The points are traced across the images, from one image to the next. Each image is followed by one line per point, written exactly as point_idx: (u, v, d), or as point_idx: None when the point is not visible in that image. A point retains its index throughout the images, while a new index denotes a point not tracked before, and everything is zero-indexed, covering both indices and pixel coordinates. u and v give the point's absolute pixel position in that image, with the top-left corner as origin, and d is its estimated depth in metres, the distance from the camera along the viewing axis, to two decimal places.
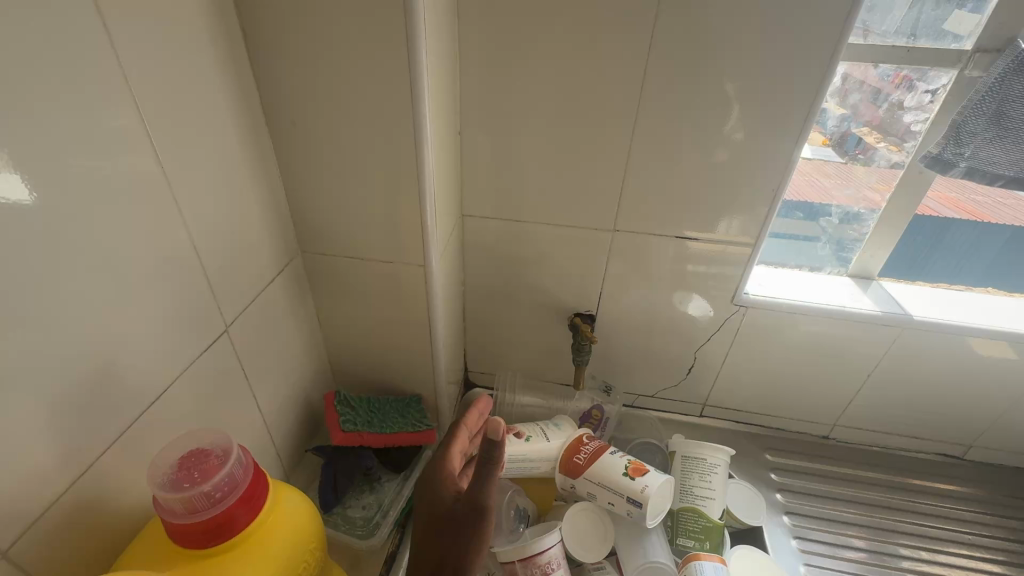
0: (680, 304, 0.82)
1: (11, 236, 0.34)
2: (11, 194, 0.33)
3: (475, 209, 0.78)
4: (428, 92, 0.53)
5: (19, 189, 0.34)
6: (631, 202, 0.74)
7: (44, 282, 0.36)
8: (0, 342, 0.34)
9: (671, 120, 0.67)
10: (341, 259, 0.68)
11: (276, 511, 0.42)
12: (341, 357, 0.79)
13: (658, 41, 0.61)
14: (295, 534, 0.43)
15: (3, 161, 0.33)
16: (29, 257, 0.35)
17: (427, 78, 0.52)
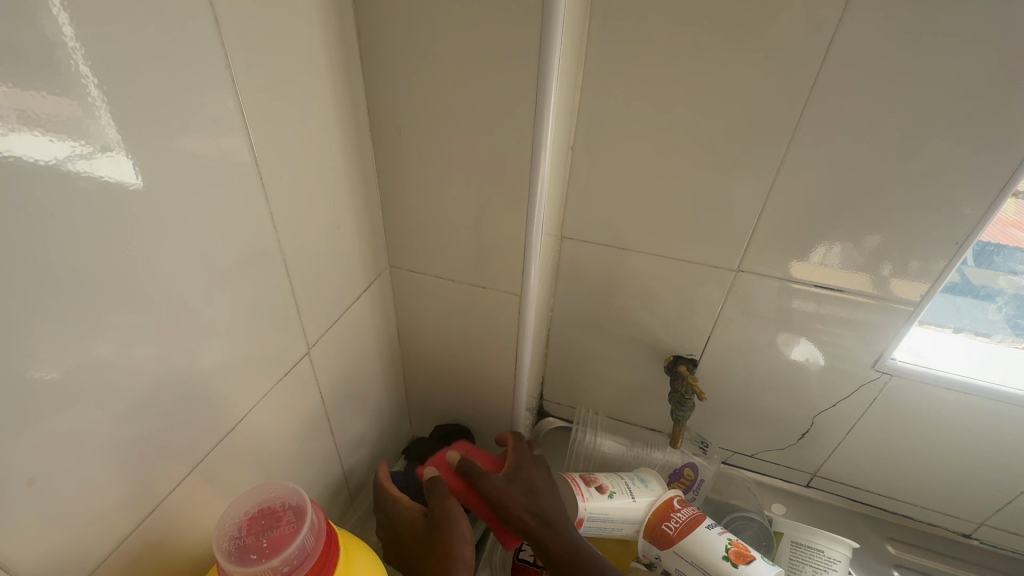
0: (783, 346, 0.70)
1: (99, 259, 0.30)
2: (118, 177, 0.30)
3: (577, 231, 0.70)
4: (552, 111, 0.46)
5: (128, 173, 0.31)
6: (762, 241, 0.63)
7: (132, 309, 0.33)
8: (76, 375, 0.31)
9: (833, 150, 0.55)
10: (430, 279, 0.62)
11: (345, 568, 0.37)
12: (417, 377, 0.74)
13: (834, 57, 0.50)
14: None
15: (117, 144, 0.30)
16: (117, 283, 0.32)
17: (553, 94, 0.45)
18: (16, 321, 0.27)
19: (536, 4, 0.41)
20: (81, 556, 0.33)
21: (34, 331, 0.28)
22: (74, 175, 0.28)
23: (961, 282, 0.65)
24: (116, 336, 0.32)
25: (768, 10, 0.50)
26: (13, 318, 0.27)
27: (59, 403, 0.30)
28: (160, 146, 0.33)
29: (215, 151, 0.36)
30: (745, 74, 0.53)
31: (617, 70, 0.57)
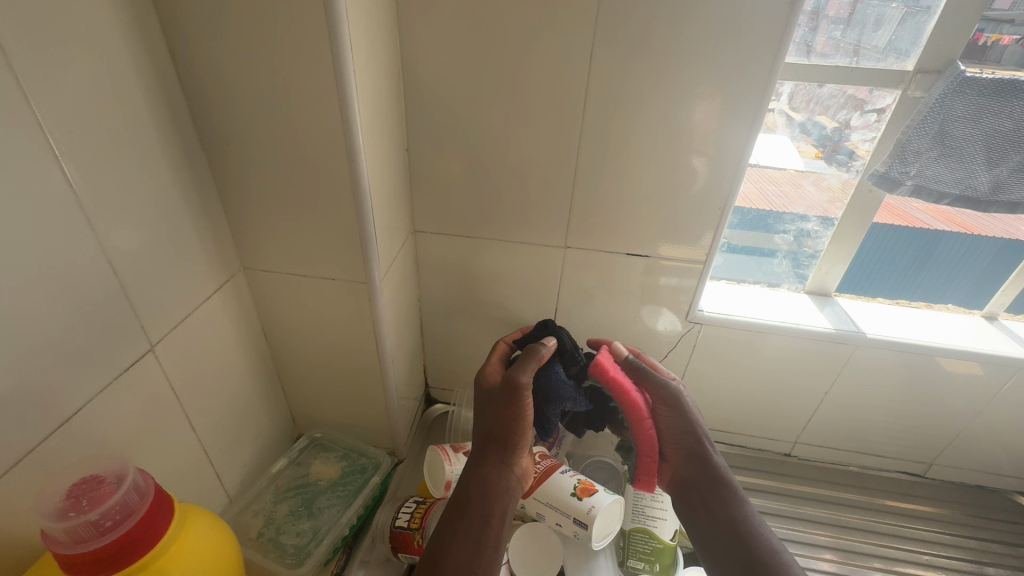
0: (652, 320, 0.81)
1: None
2: None
3: (428, 225, 0.77)
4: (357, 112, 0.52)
5: None
6: (580, 218, 0.72)
7: None
8: None
9: (615, 137, 0.65)
10: (283, 276, 0.66)
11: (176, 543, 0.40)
12: (292, 374, 0.77)
13: (604, 59, 0.60)
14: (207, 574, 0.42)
15: None
16: None
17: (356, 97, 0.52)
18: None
19: (322, 18, 0.47)
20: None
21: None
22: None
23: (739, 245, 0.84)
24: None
25: (546, 21, 0.58)
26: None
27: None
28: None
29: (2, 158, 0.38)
30: (539, 76, 0.62)
31: (434, 75, 0.64)
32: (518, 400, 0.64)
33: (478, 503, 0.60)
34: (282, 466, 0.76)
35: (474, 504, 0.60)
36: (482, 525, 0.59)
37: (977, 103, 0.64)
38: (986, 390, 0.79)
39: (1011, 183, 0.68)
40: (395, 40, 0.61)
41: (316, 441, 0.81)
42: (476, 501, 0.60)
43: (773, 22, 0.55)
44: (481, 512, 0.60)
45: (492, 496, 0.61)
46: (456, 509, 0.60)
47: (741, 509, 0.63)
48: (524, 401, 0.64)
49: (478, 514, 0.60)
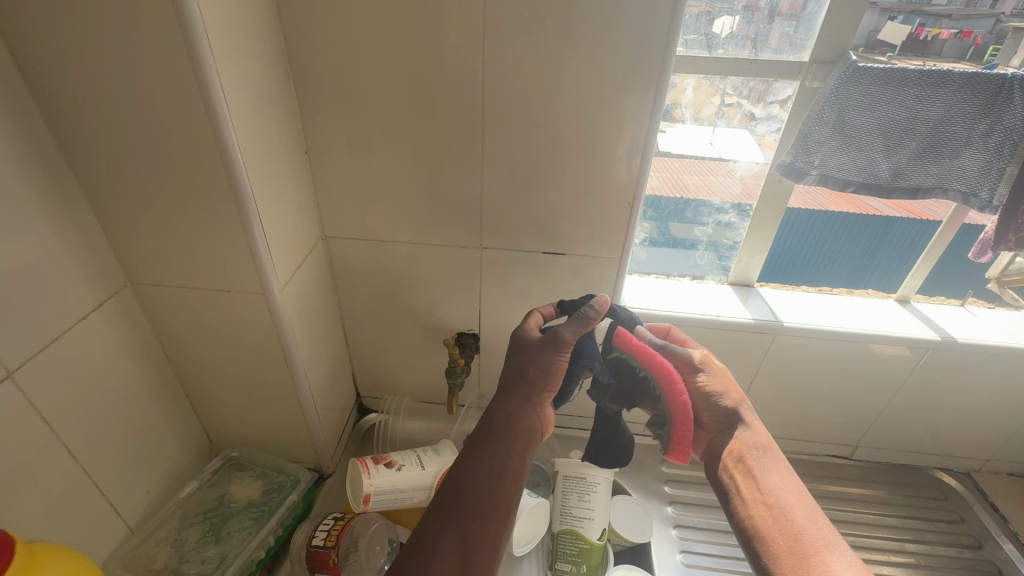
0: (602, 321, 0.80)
1: None
2: None
3: (339, 230, 0.74)
4: (227, 116, 0.50)
5: None
6: (492, 219, 0.71)
7: None
8: None
9: (518, 134, 0.64)
10: (175, 291, 0.62)
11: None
12: (201, 392, 0.73)
13: (497, 56, 0.59)
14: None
15: None
16: None
17: (225, 99, 0.49)
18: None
19: (172, 15, 0.44)
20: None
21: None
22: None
23: (659, 236, 0.85)
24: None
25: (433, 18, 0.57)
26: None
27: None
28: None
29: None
30: (434, 76, 0.60)
31: (325, 76, 0.61)
32: (556, 349, 0.59)
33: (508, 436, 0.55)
34: (192, 488, 0.72)
35: (508, 440, 0.55)
36: (499, 468, 0.53)
37: (871, 91, 0.65)
38: (900, 373, 0.81)
39: (910, 169, 0.70)
40: (278, 38, 0.58)
41: (232, 460, 0.77)
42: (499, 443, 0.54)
43: (658, 16, 0.55)
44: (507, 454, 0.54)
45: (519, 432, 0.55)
46: (484, 434, 0.55)
47: (808, 523, 0.51)
48: (559, 349, 0.59)
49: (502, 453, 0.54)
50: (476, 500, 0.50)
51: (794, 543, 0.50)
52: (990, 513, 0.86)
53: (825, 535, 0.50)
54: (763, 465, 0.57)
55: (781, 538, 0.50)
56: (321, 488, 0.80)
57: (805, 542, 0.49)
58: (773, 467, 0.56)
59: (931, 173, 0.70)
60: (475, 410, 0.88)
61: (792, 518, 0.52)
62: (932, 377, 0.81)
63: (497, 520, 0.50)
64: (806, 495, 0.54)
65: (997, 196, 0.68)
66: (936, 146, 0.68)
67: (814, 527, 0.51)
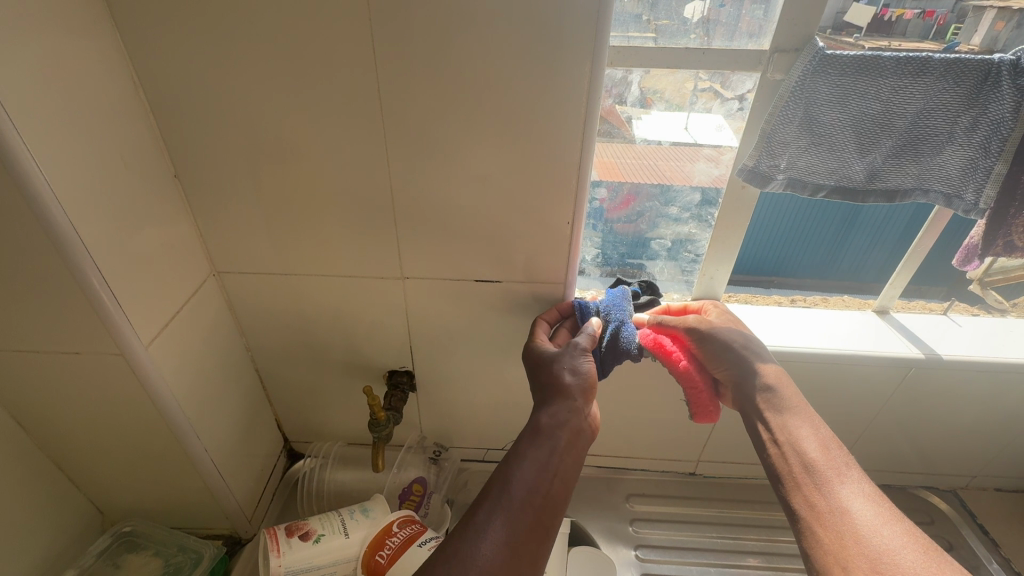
0: None
1: None
2: None
3: (232, 264, 0.63)
4: (17, 145, 0.38)
5: None
6: (411, 245, 0.61)
7: None
8: None
9: (427, 147, 0.53)
10: (11, 355, 0.51)
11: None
12: (75, 464, 0.62)
13: (388, 56, 0.48)
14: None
15: None
16: None
17: (13, 125, 0.38)
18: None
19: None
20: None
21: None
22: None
23: (611, 252, 0.76)
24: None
25: (304, 11, 0.46)
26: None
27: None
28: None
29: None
30: (316, 81, 0.49)
31: (182, 86, 0.50)
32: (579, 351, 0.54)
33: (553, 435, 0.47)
34: None
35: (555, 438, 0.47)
36: (548, 468, 0.45)
37: (842, 82, 0.56)
38: (882, 394, 0.74)
39: (886, 170, 0.61)
40: (111, 40, 0.47)
41: (123, 536, 0.67)
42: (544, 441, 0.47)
43: (578, 0, 0.45)
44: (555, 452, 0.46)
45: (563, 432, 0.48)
46: (524, 436, 0.47)
47: (820, 452, 0.50)
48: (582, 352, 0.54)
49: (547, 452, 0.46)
50: (525, 492, 0.42)
51: (806, 476, 0.49)
52: (980, 537, 0.80)
53: (836, 462, 0.49)
54: (776, 405, 0.56)
55: (796, 471, 0.50)
56: (234, 560, 0.69)
57: (817, 471, 0.49)
58: (785, 406, 0.55)
59: (909, 174, 0.61)
60: (415, 453, 0.78)
61: (805, 451, 0.51)
62: (915, 396, 0.74)
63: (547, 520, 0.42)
64: (818, 421, 0.53)
65: (982, 199, 0.59)
66: (916, 143, 0.59)
67: (827, 455, 0.49)
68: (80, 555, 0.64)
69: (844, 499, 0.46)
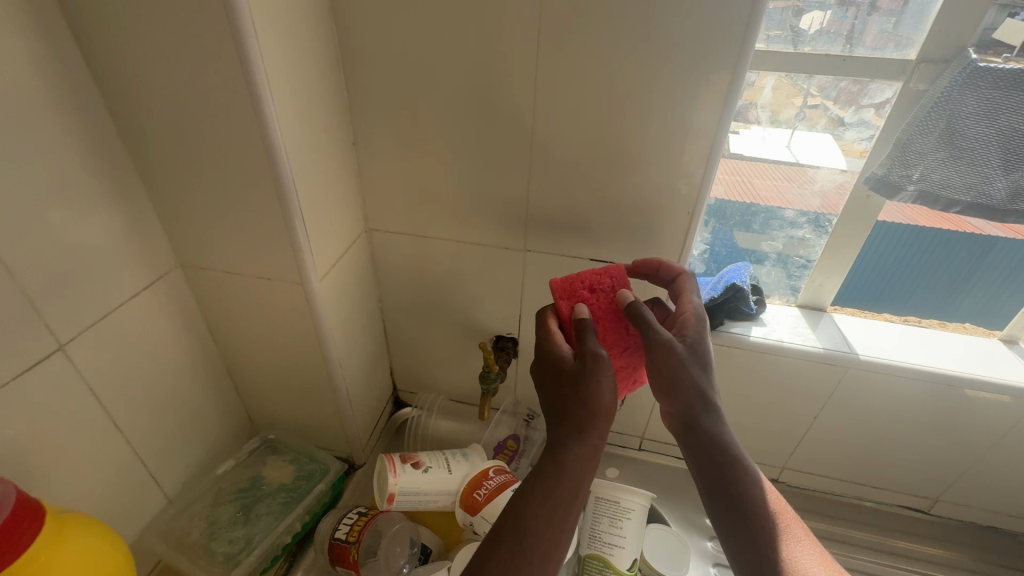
0: None
1: None
2: None
3: (382, 223, 0.73)
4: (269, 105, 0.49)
5: None
6: (538, 220, 0.67)
7: None
8: None
9: (570, 133, 0.59)
10: (218, 274, 0.63)
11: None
12: (243, 373, 0.75)
13: (552, 51, 0.55)
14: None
15: None
16: None
17: (270, 89, 0.48)
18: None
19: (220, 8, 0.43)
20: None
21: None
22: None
23: (718, 249, 0.78)
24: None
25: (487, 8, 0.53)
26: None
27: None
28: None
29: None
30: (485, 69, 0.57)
31: (374, 67, 0.60)
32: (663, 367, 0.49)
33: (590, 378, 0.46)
34: (228, 466, 0.74)
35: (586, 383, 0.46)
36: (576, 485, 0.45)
37: (992, 95, 0.55)
38: (998, 426, 0.71)
39: None
40: (328, 26, 0.57)
41: (268, 441, 0.79)
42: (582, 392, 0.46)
43: (734, 7, 0.49)
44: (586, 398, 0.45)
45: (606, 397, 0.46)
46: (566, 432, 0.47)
47: (775, 509, 0.47)
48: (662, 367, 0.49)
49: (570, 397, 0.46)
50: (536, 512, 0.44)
51: (761, 525, 0.46)
52: None
53: (786, 521, 0.47)
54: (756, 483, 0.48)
55: (753, 520, 0.46)
56: (349, 479, 0.80)
57: (772, 524, 0.46)
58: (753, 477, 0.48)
59: None
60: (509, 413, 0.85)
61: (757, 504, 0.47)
62: None
63: (551, 525, 0.44)
64: (813, 538, 0.46)
65: None
66: None
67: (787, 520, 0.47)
68: (235, 450, 0.77)
69: (796, 555, 0.44)
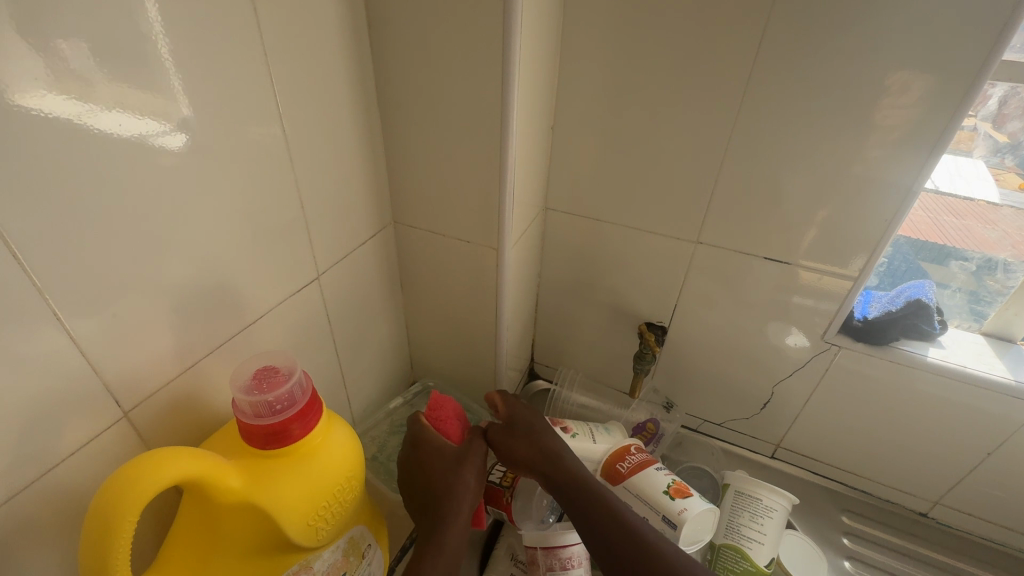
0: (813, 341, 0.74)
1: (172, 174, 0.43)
2: (171, 140, 0.42)
3: (560, 203, 0.79)
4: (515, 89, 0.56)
5: (173, 137, 0.42)
6: (717, 215, 0.70)
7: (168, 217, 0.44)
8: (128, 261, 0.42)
9: (772, 132, 0.61)
10: (424, 233, 0.74)
11: (190, 501, 0.43)
12: (419, 324, 0.85)
13: (773, 53, 0.57)
14: (298, 509, 0.45)
15: (172, 122, 0.42)
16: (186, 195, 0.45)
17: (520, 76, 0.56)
18: (19, 202, 0.34)
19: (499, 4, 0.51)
20: (112, 405, 0.43)
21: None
22: (13, 103, 0.33)
23: (898, 264, 0.71)
24: (138, 238, 0.42)
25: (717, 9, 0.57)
26: (15, 206, 0.34)
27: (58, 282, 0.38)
28: (126, 49, 0.37)
29: (220, 91, 0.45)
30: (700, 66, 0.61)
31: (588, 60, 0.66)
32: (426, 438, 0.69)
33: (443, 479, 0.65)
34: (398, 403, 0.86)
35: (434, 480, 0.65)
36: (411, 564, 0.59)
37: None
38: None
39: None
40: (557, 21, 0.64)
41: (428, 388, 0.91)
42: (439, 470, 0.66)
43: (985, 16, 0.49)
44: (440, 489, 0.64)
45: (473, 500, 0.64)
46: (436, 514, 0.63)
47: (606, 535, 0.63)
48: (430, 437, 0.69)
49: (428, 484, 0.65)
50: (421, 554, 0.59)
51: None
52: None
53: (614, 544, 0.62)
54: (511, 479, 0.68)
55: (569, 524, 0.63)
56: None
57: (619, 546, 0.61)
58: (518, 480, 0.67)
59: None
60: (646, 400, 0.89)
61: None
62: None
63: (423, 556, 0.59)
64: None
65: None
66: None
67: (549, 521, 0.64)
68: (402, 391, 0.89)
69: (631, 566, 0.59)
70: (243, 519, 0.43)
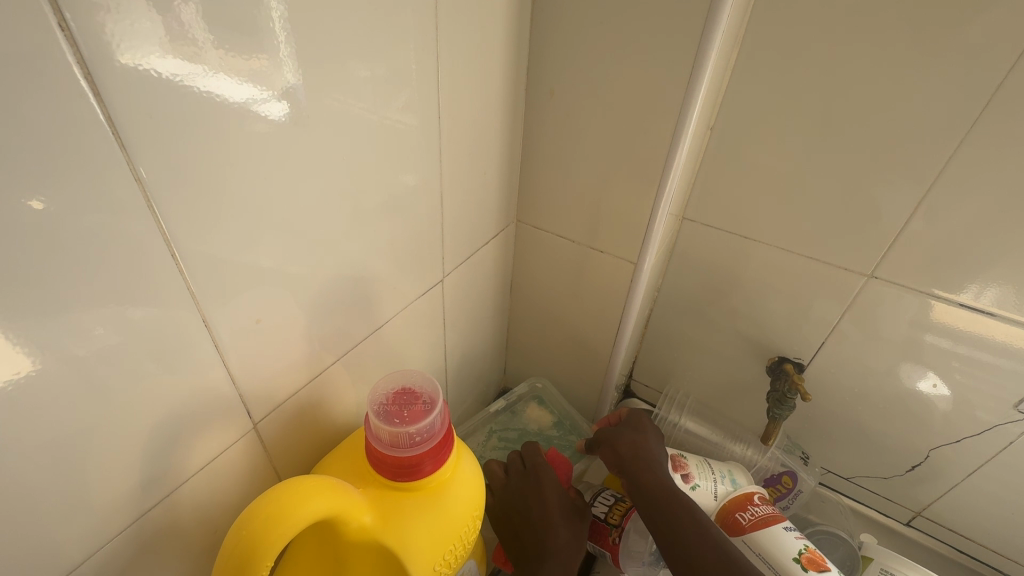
0: (985, 404, 0.65)
1: (332, 159, 0.40)
2: (269, 111, 0.34)
3: (698, 214, 0.71)
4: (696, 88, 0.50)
5: (274, 108, 0.35)
6: (893, 248, 0.61)
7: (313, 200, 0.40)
8: (265, 253, 0.38)
9: (992, 160, 0.52)
10: (546, 236, 0.70)
11: (316, 528, 0.39)
12: (525, 323, 0.83)
13: (1014, 74, 0.48)
14: (428, 554, 0.40)
15: (275, 90, 0.34)
16: (345, 183, 0.42)
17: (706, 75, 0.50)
18: (165, 183, 0.30)
19: (703, 4, 0.46)
20: (244, 416, 0.42)
21: (121, 166, 0.28)
22: (132, 62, 0.27)
23: None
24: (288, 232, 0.39)
25: (947, 25, 0.49)
26: (162, 187, 0.30)
27: (198, 270, 0.34)
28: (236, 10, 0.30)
29: (373, 61, 0.40)
30: (908, 88, 0.53)
31: (765, 59, 0.58)
32: (541, 471, 0.63)
33: (522, 490, 0.62)
34: (500, 408, 0.82)
35: (515, 495, 0.62)
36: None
37: None
38: None
39: None
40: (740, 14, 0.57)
41: (535, 390, 0.84)
42: (522, 485, 0.63)
43: None
44: (527, 505, 0.61)
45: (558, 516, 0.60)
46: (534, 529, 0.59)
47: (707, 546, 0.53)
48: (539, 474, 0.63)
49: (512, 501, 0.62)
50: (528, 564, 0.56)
51: None
52: None
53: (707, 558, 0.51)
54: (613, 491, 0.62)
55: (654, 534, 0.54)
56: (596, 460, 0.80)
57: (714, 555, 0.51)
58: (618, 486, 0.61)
59: None
60: (779, 444, 0.79)
61: None
62: None
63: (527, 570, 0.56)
64: None
65: None
66: None
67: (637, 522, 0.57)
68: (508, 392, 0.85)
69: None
70: (370, 556, 0.39)
